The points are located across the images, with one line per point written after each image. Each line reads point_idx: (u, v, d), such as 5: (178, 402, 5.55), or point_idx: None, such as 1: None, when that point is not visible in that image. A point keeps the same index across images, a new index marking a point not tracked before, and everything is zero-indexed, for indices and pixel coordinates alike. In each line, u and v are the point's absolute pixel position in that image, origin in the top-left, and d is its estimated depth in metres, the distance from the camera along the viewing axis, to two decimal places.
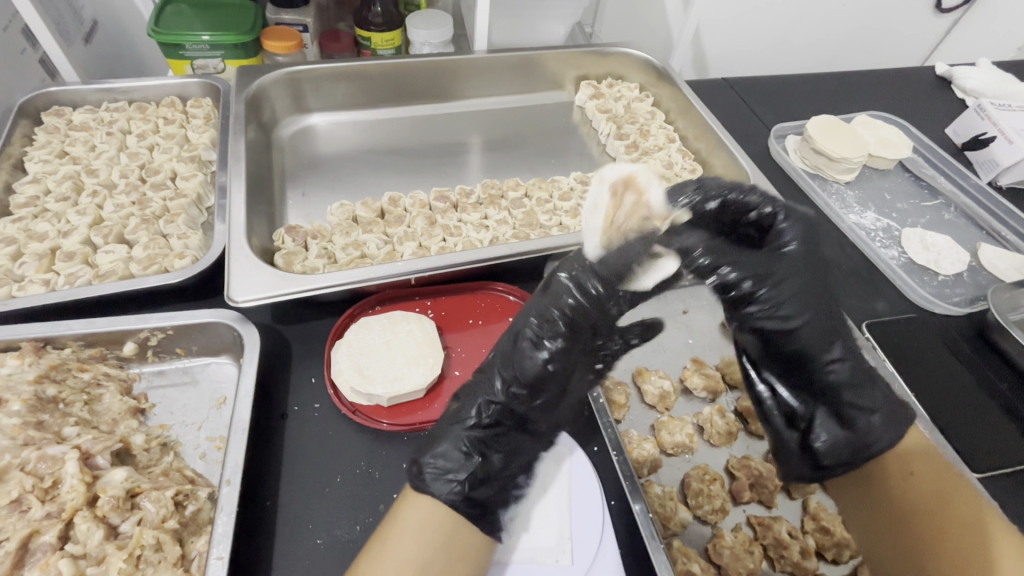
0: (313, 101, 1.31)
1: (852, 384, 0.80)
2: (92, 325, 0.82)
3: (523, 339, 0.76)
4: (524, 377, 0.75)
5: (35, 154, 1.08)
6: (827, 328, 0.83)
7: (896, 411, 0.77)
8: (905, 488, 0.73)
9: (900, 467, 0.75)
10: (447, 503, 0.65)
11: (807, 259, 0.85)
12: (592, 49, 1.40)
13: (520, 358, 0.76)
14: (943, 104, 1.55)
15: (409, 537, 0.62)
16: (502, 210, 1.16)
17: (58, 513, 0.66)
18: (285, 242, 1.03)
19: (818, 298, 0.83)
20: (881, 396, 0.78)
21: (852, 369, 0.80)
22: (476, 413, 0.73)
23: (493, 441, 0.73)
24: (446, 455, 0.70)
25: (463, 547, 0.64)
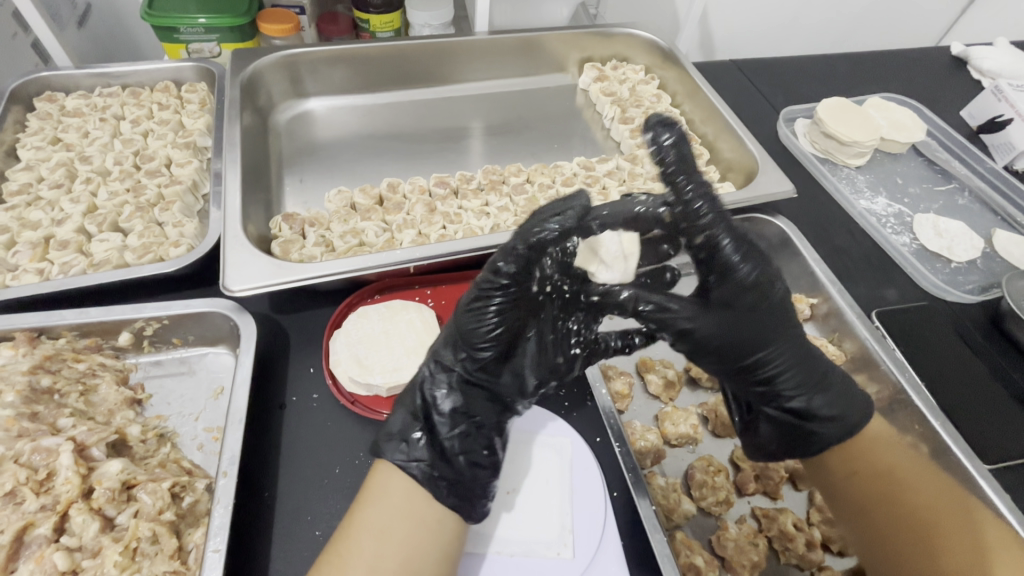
0: (311, 85, 1.28)
1: (789, 368, 0.73)
2: (86, 315, 0.81)
3: (464, 306, 0.67)
4: (470, 348, 0.67)
5: (27, 141, 1.06)
6: (730, 330, 0.71)
7: (862, 407, 0.74)
8: (851, 482, 0.74)
9: (843, 462, 0.75)
10: (407, 466, 0.63)
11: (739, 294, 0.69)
12: (596, 30, 1.36)
13: (470, 327, 0.66)
14: (958, 86, 1.51)
15: (377, 479, 0.64)
16: (503, 196, 1.13)
17: (53, 505, 0.65)
18: (282, 230, 1.01)
19: (757, 317, 0.71)
20: (834, 406, 0.73)
21: (803, 386, 0.73)
22: (416, 395, 0.69)
23: (449, 411, 0.67)
24: (394, 421, 0.68)
25: (420, 514, 0.61)
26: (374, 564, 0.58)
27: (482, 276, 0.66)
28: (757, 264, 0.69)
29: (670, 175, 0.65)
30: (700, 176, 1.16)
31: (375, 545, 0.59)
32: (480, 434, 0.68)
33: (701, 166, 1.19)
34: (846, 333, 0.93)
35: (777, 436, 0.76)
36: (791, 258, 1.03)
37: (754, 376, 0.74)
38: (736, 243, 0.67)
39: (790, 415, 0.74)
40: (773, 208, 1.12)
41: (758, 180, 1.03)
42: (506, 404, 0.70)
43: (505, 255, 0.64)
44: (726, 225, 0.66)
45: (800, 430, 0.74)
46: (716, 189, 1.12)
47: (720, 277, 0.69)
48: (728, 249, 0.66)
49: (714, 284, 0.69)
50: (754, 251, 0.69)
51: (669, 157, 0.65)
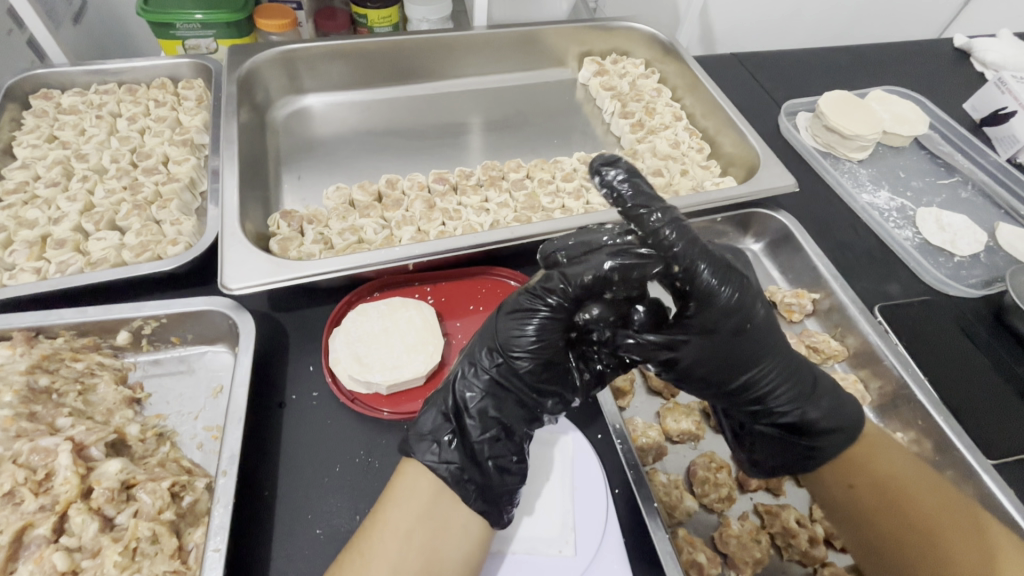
0: (308, 82, 1.27)
1: (782, 384, 0.69)
2: (84, 314, 0.80)
3: (510, 310, 0.66)
4: (507, 352, 0.66)
5: (23, 138, 1.05)
6: (719, 355, 0.65)
7: (854, 420, 0.70)
8: (850, 495, 0.70)
9: (840, 477, 0.71)
10: (436, 468, 0.63)
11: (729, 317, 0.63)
12: (595, 24, 1.35)
13: (512, 326, 0.65)
14: (960, 78, 1.50)
15: (405, 477, 0.64)
16: (503, 192, 1.13)
17: (51, 506, 0.65)
18: (281, 227, 1.00)
19: (737, 347, 0.65)
20: (829, 417, 0.70)
21: (794, 398, 0.69)
22: (448, 395, 0.67)
23: (480, 410, 0.66)
24: (424, 419, 0.67)
25: (445, 518, 0.61)
26: (395, 564, 0.57)
27: (530, 286, 0.66)
28: (738, 286, 0.63)
29: (631, 211, 0.61)
30: (701, 171, 1.16)
31: (397, 545, 0.58)
32: (513, 440, 0.67)
33: (702, 161, 1.18)
34: (848, 329, 0.93)
35: (774, 451, 0.74)
36: (794, 253, 1.03)
37: (744, 398, 0.70)
38: (714, 269, 0.61)
39: (781, 429, 0.72)
40: (775, 203, 1.11)
41: (760, 174, 1.02)
42: (535, 415, 0.69)
43: (561, 277, 0.64)
44: (703, 253, 0.61)
45: (799, 444, 0.71)
46: (717, 184, 1.11)
47: (699, 301, 0.62)
48: (706, 277, 0.61)
49: (692, 314, 0.63)
50: (735, 274, 0.63)
51: (627, 193, 0.62)
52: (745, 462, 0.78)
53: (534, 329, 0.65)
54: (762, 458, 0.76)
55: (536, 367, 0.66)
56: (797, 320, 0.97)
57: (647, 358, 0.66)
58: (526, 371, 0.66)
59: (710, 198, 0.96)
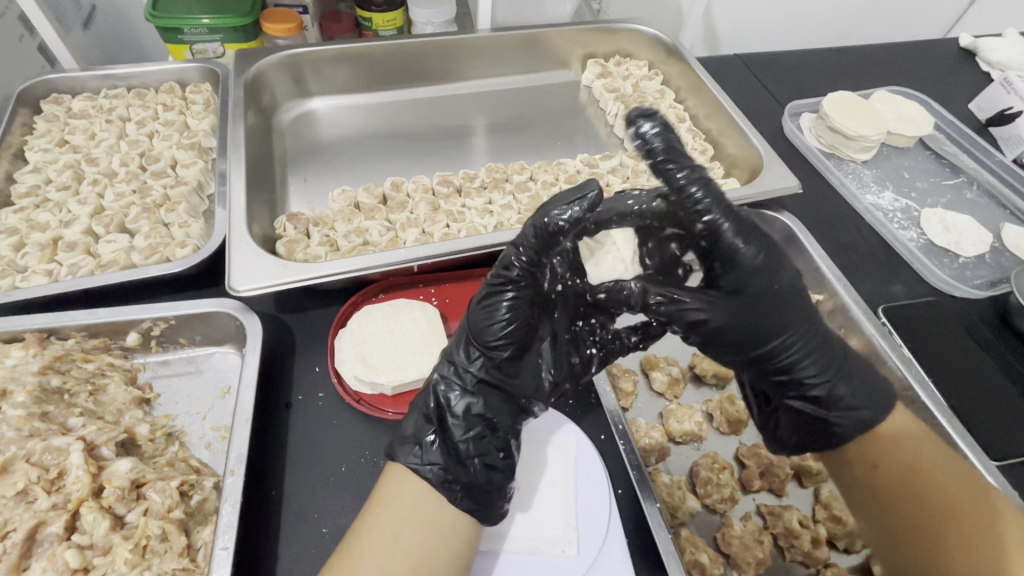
0: (314, 85, 1.28)
1: (806, 356, 0.73)
2: (95, 316, 0.81)
3: (479, 303, 0.67)
4: (483, 346, 0.67)
5: (34, 143, 1.07)
6: (745, 318, 0.70)
7: (886, 401, 0.75)
8: (872, 474, 0.76)
9: (864, 457, 0.77)
10: (420, 470, 0.63)
11: (755, 277, 0.68)
12: (599, 26, 1.35)
13: (482, 321, 0.66)
14: (966, 78, 1.49)
15: (390, 479, 0.64)
16: (507, 194, 1.13)
17: (64, 504, 0.66)
18: (287, 230, 1.01)
19: (754, 310, 0.70)
20: (857, 388, 0.74)
21: (823, 367, 0.74)
22: (427, 396, 0.69)
23: (464, 407, 0.67)
24: (407, 424, 0.68)
25: (430, 518, 0.61)
26: (384, 565, 0.58)
27: (493, 270, 0.66)
28: (761, 244, 0.68)
29: (660, 164, 0.64)
30: (705, 172, 1.16)
31: (385, 547, 0.59)
32: (499, 433, 0.67)
33: (705, 162, 1.18)
34: (852, 330, 0.93)
35: (794, 430, 0.79)
36: (797, 254, 1.03)
37: (770, 367, 0.74)
38: (737, 228, 0.66)
39: (809, 404, 0.76)
40: (779, 204, 1.11)
41: (762, 175, 1.02)
42: (519, 407, 0.70)
43: (514, 251, 0.64)
44: (723, 208, 0.65)
45: (823, 422, 0.75)
46: (720, 185, 1.11)
47: (725, 261, 0.68)
48: (729, 238, 0.66)
49: (720, 272, 0.69)
50: (758, 235, 0.68)
51: (659, 146, 0.64)
52: (769, 442, 0.82)
53: (505, 316, 0.65)
54: (787, 435, 0.80)
55: (513, 356, 0.68)
56: None
57: (672, 318, 0.70)
58: (502, 360, 0.67)
59: None
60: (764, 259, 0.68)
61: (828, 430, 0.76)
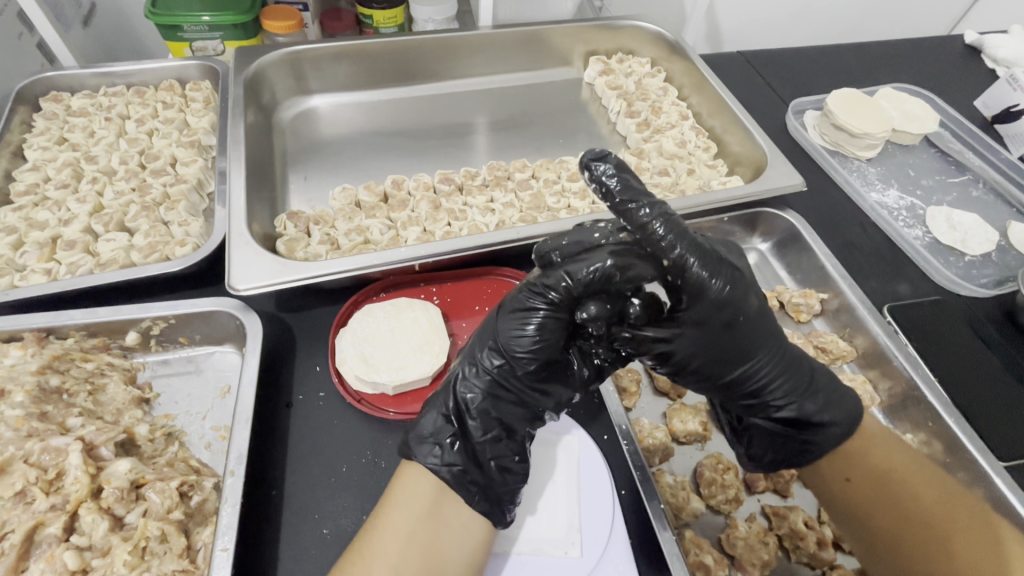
0: (314, 83, 1.28)
1: (777, 377, 0.68)
2: (94, 315, 0.81)
3: (509, 309, 0.66)
4: (506, 352, 0.65)
5: (33, 141, 1.06)
6: (716, 348, 0.65)
7: (854, 413, 0.71)
8: (846, 488, 0.71)
9: (837, 470, 0.72)
10: (437, 470, 0.63)
11: (717, 314, 0.63)
12: (600, 23, 1.34)
13: (510, 327, 0.65)
14: (971, 75, 1.48)
15: (405, 478, 0.63)
16: (509, 192, 1.12)
17: (62, 505, 0.66)
18: (287, 228, 1.01)
19: (727, 340, 0.65)
20: (826, 403, 0.70)
21: (792, 390, 0.69)
22: (447, 397, 0.67)
23: (482, 410, 0.66)
24: (425, 421, 0.66)
25: (447, 520, 0.61)
26: (397, 566, 0.57)
27: (530, 284, 0.65)
28: (728, 275, 0.63)
29: (621, 205, 0.59)
30: (708, 170, 1.15)
31: (399, 548, 0.58)
32: (516, 438, 0.67)
33: (709, 160, 1.17)
34: (857, 329, 0.92)
35: (766, 444, 0.74)
36: (801, 253, 1.02)
37: (740, 391, 0.70)
38: (704, 261, 0.61)
39: (780, 424, 0.72)
40: (782, 202, 1.10)
41: (766, 173, 1.01)
42: (535, 414, 0.69)
43: (563, 274, 0.62)
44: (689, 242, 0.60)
45: (795, 440, 0.71)
46: (724, 183, 1.11)
47: (690, 293, 0.62)
48: (695, 269, 0.61)
49: (685, 306, 0.63)
50: (725, 264, 0.63)
51: (616, 186, 0.59)
52: (743, 458, 0.78)
53: (532, 331, 0.64)
54: (762, 453, 0.75)
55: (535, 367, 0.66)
56: (805, 320, 0.97)
57: (644, 351, 0.66)
58: (525, 371, 0.66)
59: (717, 197, 0.95)
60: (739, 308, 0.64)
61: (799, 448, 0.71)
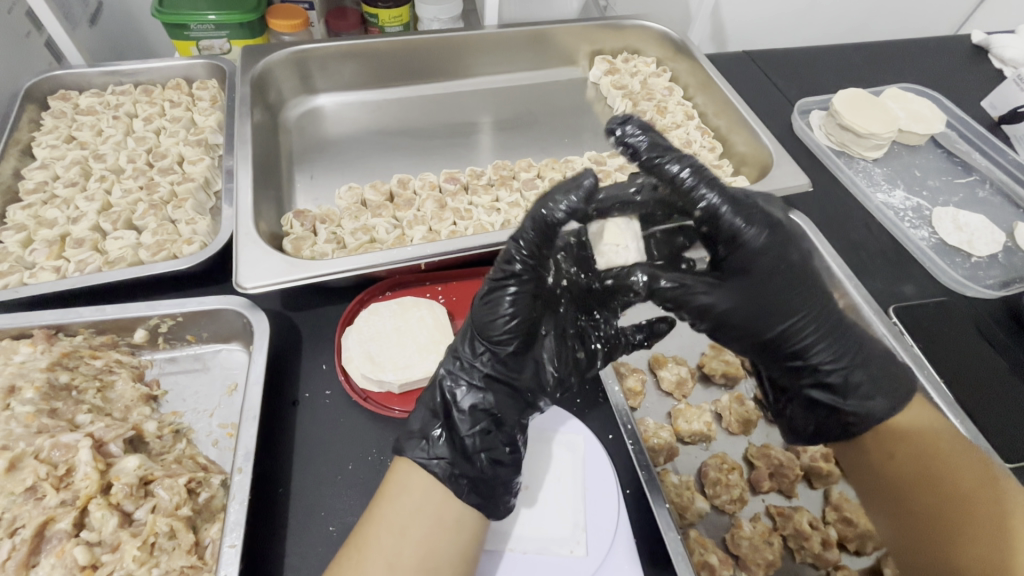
0: (320, 82, 1.28)
1: (821, 339, 0.70)
2: (103, 312, 0.81)
3: (482, 300, 0.67)
4: (487, 340, 0.66)
5: (42, 139, 1.07)
6: (755, 301, 0.67)
7: (901, 388, 0.71)
8: (891, 465, 0.70)
9: (883, 446, 0.71)
10: (427, 465, 0.63)
11: (771, 265, 0.66)
12: (606, 22, 1.34)
13: (486, 319, 0.66)
14: (978, 76, 1.47)
15: (399, 476, 0.63)
16: (514, 191, 1.13)
17: (72, 500, 0.67)
18: (294, 227, 1.01)
19: (769, 292, 0.67)
20: (870, 379, 0.71)
21: (840, 353, 0.71)
22: (433, 392, 0.68)
23: (471, 402, 0.66)
24: (413, 420, 0.68)
25: (440, 515, 0.61)
26: (391, 561, 0.58)
27: (495, 269, 0.66)
28: (770, 229, 0.66)
29: (648, 163, 0.65)
30: (713, 170, 1.15)
31: (392, 544, 0.59)
32: (504, 423, 0.67)
33: (714, 160, 1.17)
34: None
35: (811, 416, 0.75)
36: None
37: (783, 351, 0.72)
38: (738, 211, 0.65)
39: (826, 390, 0.72)
40: (787, 202, 1.10)
41: (772, 174, 1.01)
42: (526, 401, 0.69)
43: (514, 245, 0.64)
44: (719, 192, 0.65)
45: (839, 412, 0.72)
46: (729, 183, 1.11)
47: (729, 244, 0.66)
48: (732, 221, 0.65)
49: (724, 255, 0.67)
50: (761, 215, 0.66)
51: (643, 148, 0.65)
52: (786, 429, 0.80)
53: (509, 314, 0.65)
54: (804, 424, 0.76)
55: (517, 351, 0.67)
56: None
57: (681, 302, 0.69)
58: (506, 355, 0.67)
59: None
60: (788, 262, 0.67)
61: (841, 423, 0.72)
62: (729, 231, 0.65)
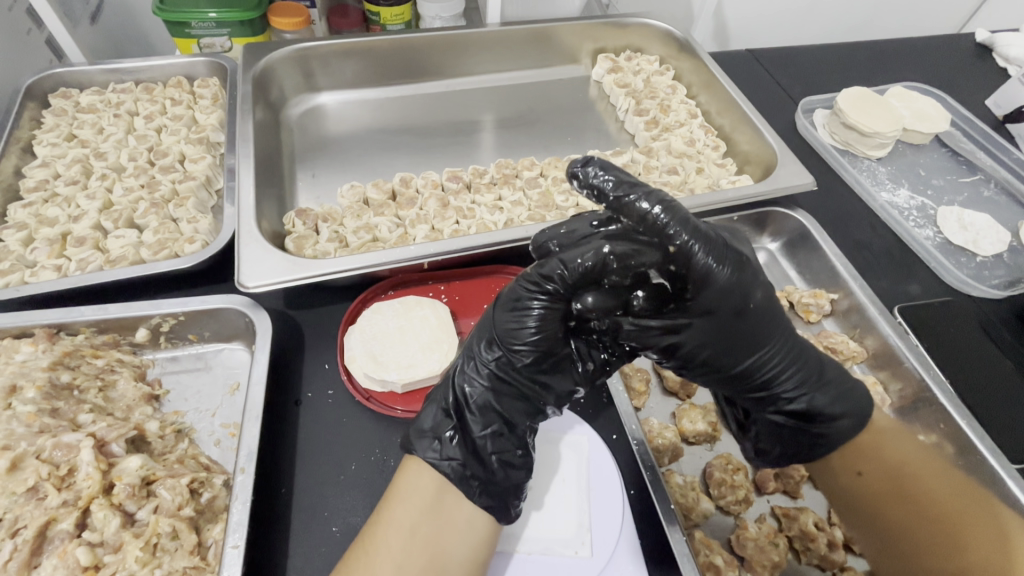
0: (322, 80, 1.27)
1: (788, 365, 0.67)
2: (105, 311, 0.81)
3: (505, 304, 0.66)
4: (505, 345, 0.65)
5: (43, 137, 1.06)
6: (721, 337, 0.63)
7: (865, 406, 0.70)
8: (858, 482, 0.71)
9: (848, 465, 0.72)
10: (438, 464, 0.63)
11: (737, 305, 0.62)
12: (609, 20, 1.34)
13: (506, 324, 0.65)
14: (983, 74, 1.47)
15: (408, 475, 0.63)
16: (517, 190, 1.12)
17: (74, 501, 0.66)
18: (296, 225, 1.01)
19: (736, 333, 0.63)
20: (835, 399, 0.69)
21: (804, 381, 0.68)
22: (448, 391, 0.68)
23: (484, 405, 0.66)
24: (424, 417, 0.67)
25: (451, 515, 0.61)
26: (400, 562, 0.57)
27: (528, 275, 0.64)
28: (734, 264, 0.61)
29: (618, 197, 0.58)
30: (717, 169, 1.14)
31: (403, 544, 0.58)
32: (516, 430, 0.66)
33: (718, 159, 1.17)
34: (868, 329, 0.92)
35: (776, 441, 0.73)
36: (811, 253, 1.02)
37: (752, 383, 0.68)
38: (710, 249, 0.58)
39: (790, 418, 0.70)
40: (792, 201, 1.10)
41: (777, 173, 1.01)
42: (538, 408, 0.68)
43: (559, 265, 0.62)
44: (693, 229, 0.58)
45: (806, 434, 0.70)
46: (733, 182, 1.10)
47: (698, 283, 0.60)
48: (700, 258, 0.58)
49: (692, 297, 0.61)
50: (730, 252, 0.61)
51: (609, 180, 0.58)
52: (749, 452, 0.77)
53: (529, 325, 0.64)
54: (770, 447, 0.74)
55: (534, 360, 0.66)
56: (814, 320, 0.96)
57: (646, 345, 0.65)
58: (524, 364, 0.66)
59: (726, 196, 0.95)
60: (750, 303, 0.62)
61: (813, 442, 0.70)
62: (696, 270, 0.59)
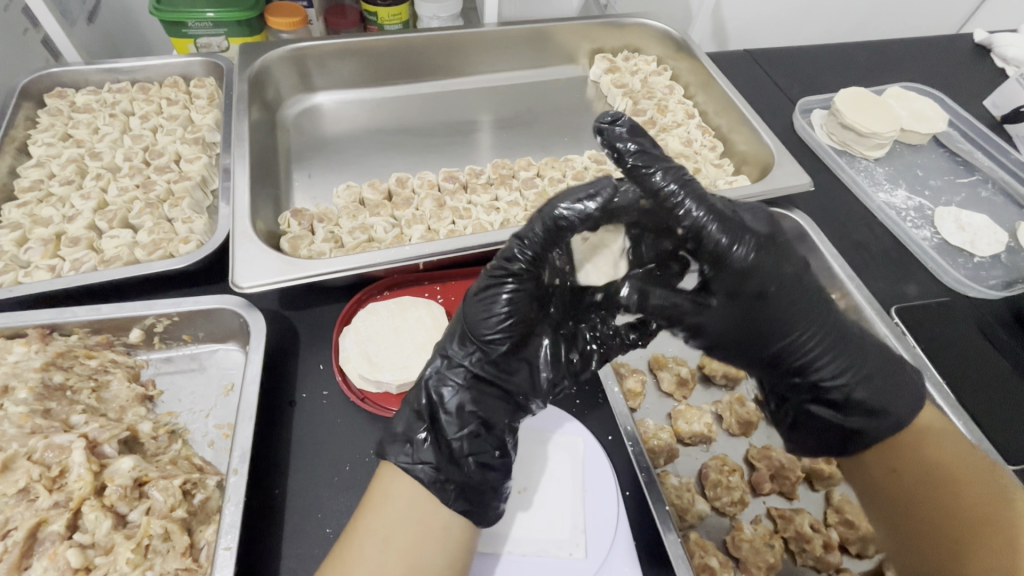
0: (318, 80, 1.27)
1: (821, 351, 0.72)
2: (97, 312, 0.80)
3: (475, 297, 0.66)
4: (478, 339, 0.66)
5: (38, 137, 1.06)
6: (749, 319, 0.70)
7: (904, 408, 0.73)
8: (895, 478, 0.75)
9: (888, 461, 0.77)
10: (413, 469, 0.62)
11: (764, 285, 0.68)
12: (606, 21, 1.33)
13: (479, 321, 0.65)
14: (980, 75, 1.47)
15: (385, 482, 0.63)
16: (513, 191, 1.12)
17: (65, 502, 0.66)
18: (291, 225, 1.00)
19: (757, 312, 0.69)
20: (879, 393, 0.72)
21: (841, 368, 0.73)
22: (420, 393, 0.67)
23: (461, 402, 0.65)
24: (398, 420, 0.66)
25: (425, 520, 0.60)
26: (375, 568, 0.57)
27: (491, 268, 0.65)
28: (755, 244, 0.67)
29: (635, 170, 0.66)
30: (714, 170, 1.14)
31: (378, 552, 0.57)
32: (494, 425, 0.66)
33: (715, 159, 1.17)
34: (864, 330, 0.91)
35: (811, 428, 0.77)
36: (808, 253, 1.01)
37: (787, 367, 0.75)
38: (723, 227, 0.65)
39: (825, 404, 0.75)
40: (789, 202, 1.09)
41: (774, 173, 1.00)
42: (516, 402, 0.68)
43: (518, 245, 0.64)
44: (708, 207, 0.65)
45: (839, 428, 0.74)
46: (730, 183, 1.10)
47: (717, 262, 0.66)
48: (717, 237, 0.65)
49: (714, 275, 0.68)
50: (749, 233, 0.67)
51: (632, 152, 0.66)
52: (785, 436, 0.81)
53: (501, 318, 0.64)
54: (808, 433, 0.78)
55: (508, 353, 0.67)
56: None
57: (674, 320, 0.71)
58: (499, 357, 0.66)
59: (723, 197, 0.95)
60: (771, 286, 0.68)
61: (843, 431, 0.75)
62: (721, 249, 0.66)
